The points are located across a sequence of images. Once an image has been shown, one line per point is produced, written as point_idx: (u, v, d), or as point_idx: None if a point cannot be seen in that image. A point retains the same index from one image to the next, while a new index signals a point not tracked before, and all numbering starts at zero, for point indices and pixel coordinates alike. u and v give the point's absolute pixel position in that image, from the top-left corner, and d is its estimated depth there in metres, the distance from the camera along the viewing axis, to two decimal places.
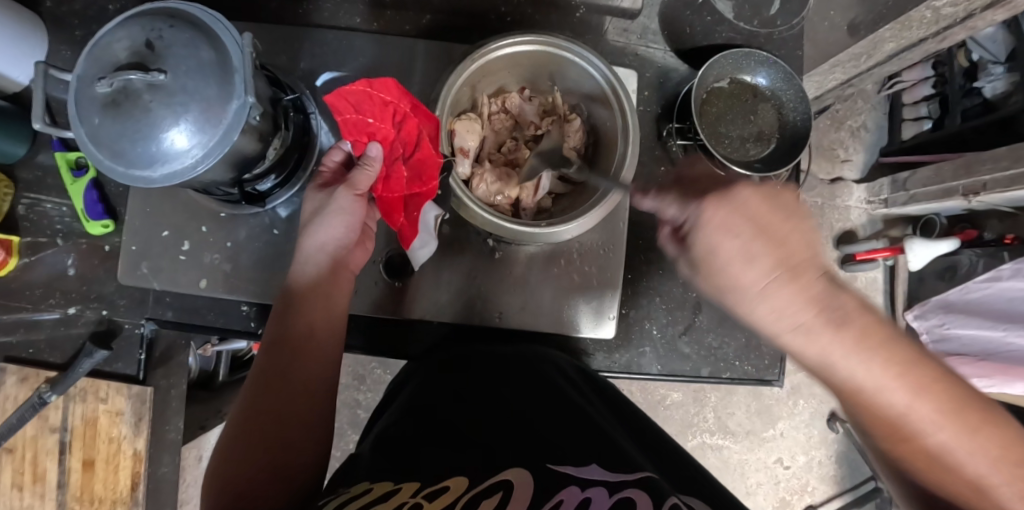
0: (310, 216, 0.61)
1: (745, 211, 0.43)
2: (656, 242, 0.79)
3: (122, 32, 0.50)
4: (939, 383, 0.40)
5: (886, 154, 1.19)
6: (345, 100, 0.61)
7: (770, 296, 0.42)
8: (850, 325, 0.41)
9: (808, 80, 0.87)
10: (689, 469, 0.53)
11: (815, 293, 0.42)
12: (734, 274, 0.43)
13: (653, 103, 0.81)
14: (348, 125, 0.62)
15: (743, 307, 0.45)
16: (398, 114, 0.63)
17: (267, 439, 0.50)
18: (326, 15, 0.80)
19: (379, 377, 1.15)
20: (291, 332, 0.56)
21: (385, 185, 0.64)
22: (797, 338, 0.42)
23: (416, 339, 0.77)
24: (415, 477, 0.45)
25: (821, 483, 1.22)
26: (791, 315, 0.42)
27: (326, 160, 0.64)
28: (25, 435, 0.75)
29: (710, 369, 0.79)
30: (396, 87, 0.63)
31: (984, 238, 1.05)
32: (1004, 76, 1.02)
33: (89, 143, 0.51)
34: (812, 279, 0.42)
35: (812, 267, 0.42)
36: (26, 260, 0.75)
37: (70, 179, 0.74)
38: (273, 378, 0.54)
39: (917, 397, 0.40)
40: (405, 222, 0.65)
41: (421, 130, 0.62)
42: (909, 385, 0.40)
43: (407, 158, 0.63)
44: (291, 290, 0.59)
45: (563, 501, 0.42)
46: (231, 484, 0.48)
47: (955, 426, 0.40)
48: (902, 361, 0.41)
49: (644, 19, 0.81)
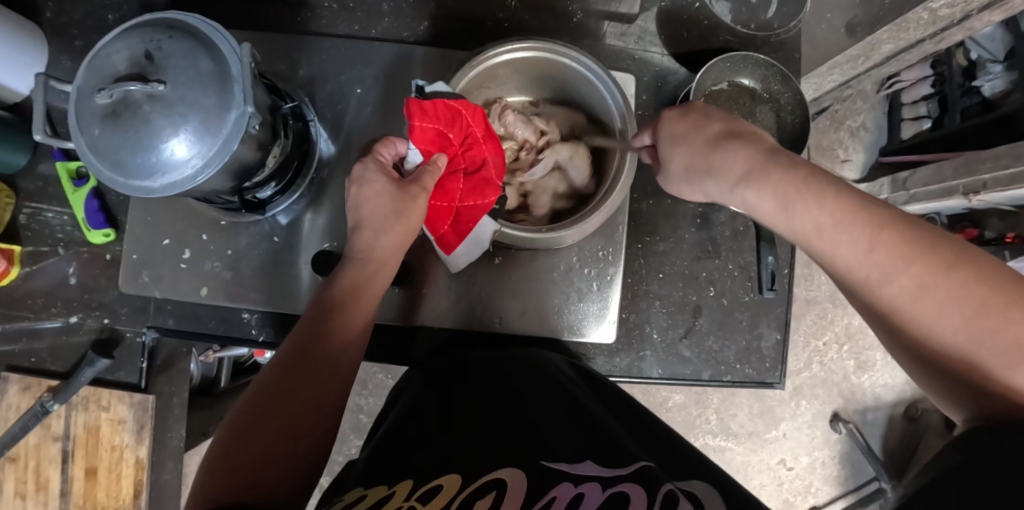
0: (365, 202, 0.59)
1: (688, 111, 0.56)
2: (656, 245, 0.79)
3: (121, 43, 0.50)
4: (896, 221, 0.42)
5: (885, 154, 1.19)
6: (434, 112, 0.62)
7: (716, 148, 0.51)
8: (797, 170, 0.46)
9: (807, 82, 0.88)
10: (694, 461, 0.52)
11: (756, 153, 0.49)
12: (685, 154, 0.53)
13: (650, 107, 0.82)
14: (428, 134, 0.63)
15: (710, 166, 0.51)
16: (473, 138, 0.65)
17: (290, 425, 0.49)
18: (323, 22, 0.80)
19: (380, 381, 1.15)
20: (326, 323, 0.55)
21: (437, 194, 0.66)
22: (748, 188, 0.48)
23: (418, 348, 0.76)
24: (379, 481, 0.47)
25: (824, 483, 1.22)
26: (734, 171, 0.49)
27: (384, 151, 0.62)
28: (29, 443, 0.76)
29: (712, 373, 0.79)
30: (484, 117, 0.65)
31: (985, 237, 1.06)
32: (1003, 75, 1.01)
33: (90, 153, 0.51)
34: (759, 144, 0.50)
35: (758, 139, 0.50)
36: (28, 269, 0.75)
37: (71, 188, 0.74)
38: (305, 366, 0.53)
39: (883, 241, 0.41)
40: (448, 229, 0.67)
41: (488, 159, 0.66)
42: (865, 222, 0.42)
43: (466, 175, 0.66)
44: (330, 289, 0.58)
45: (556, 497, 0.42)
46: (240, 462, 0.46)
47: (931, 270, 0.40)
48: (849, 199, 0.43)
49: (642, 22, 0.83)
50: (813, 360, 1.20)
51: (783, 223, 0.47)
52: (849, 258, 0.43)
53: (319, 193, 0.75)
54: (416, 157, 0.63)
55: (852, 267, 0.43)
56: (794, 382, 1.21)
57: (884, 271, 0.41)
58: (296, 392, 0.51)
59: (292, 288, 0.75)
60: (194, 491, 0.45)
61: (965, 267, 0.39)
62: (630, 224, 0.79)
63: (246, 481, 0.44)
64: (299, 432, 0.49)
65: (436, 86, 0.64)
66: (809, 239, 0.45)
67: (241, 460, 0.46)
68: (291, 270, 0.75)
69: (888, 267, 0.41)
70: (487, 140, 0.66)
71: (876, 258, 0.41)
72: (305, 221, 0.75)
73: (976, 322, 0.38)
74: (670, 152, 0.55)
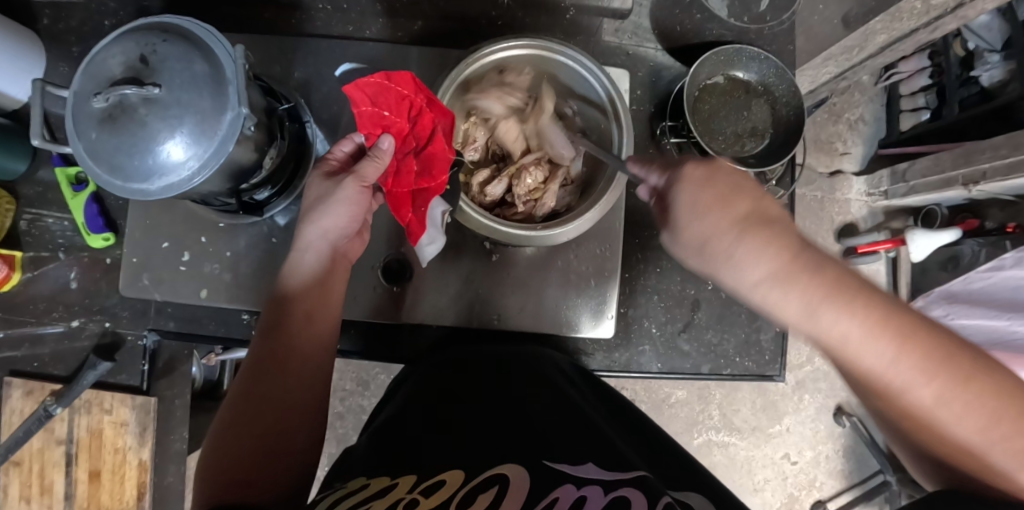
0: (312, 206, 0.59)
1: (714, 172, 0.44)
2: (653, 240, 0.79)
3: (116, 47, 0.51)
4: (915, 332, 0.39)
5: (885, 146, 1.18)
6: (363, 92, 0.60)
7: (741, 239, 0.41)
8: (824, 272, 0.40)
9: (802, 73, 0.90)
10: (670, 455, 0.54)
11: (784, 242, 0.41)
12: (696, 232, 0.44)
13: (646, 102, 0.82)
14: (364, 118, 0.60)
15: (749, 244, 0.41)
16: (415, 107, 0.61)
17: (263, 427, 0.51)
18: (319, 24, 0.81)
19: (383, 381, 1.15)
20: (285, 325, 0.56)
21: (394, 179, 0.62)
22: (772, 291, 0.41)
23: (416, 342, 0.77)
24: (386, 470, 0.47)
25: (829, 477, 1.22)
26: (758, 266, 0.41)
27: (336, 150, 0.62)
28: (32, 447, 0.75)
29: (711, 366, 0.79)
30: (416, 81, 0.61)
31: (986, 227, 1.04)
32: (1001, 65, 1.00)
33: (87, 157, 0.51)
34: (784, 228, 0.42)
35: (777, 220, 0.42)
36: (29, 274, 0.76)
37: (70, 193, 0.75)
38: (267, 369, 0.54)
39: (906, 357, 0.39)
40: (413, 217, 0.63)
41: (436, 125, 0.61)
42: (886, 336, 0.39)
43: (419, 152, 0.62)
44: (287, 288, 0.58)
45: (558, 498, 0.41)
46: (220, 470, 0.48)
47: (948, 386, 0.39)
48: (873, 312, 0.39)
49: (635, 17, 0.82)
50: (815, 354, 1.20)
51: (806, 324, 0.41)
52: (871, 362, 0.40)
53: None
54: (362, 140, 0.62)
55: (874, 373, 0.40)
56: (796, 375, 1.20)
57: (901, 380, 0.39)
58: (262, 394, 0.52)
59: None
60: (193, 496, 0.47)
61: (976, 380, 0.38)
62: (628, 219, 0.79)
63: (245, 485, 0.46)
64: (271, 434, 0.51)
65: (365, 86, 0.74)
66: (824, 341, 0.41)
67: (220, 468, 0.48)
68: None
69: (906, 378, 0.39)
70: (432, 105, 0.61)
71: (901, 365, 0.39)
72: None
73: (981, 431, 0.38)
74: (695, 221, 0.43)
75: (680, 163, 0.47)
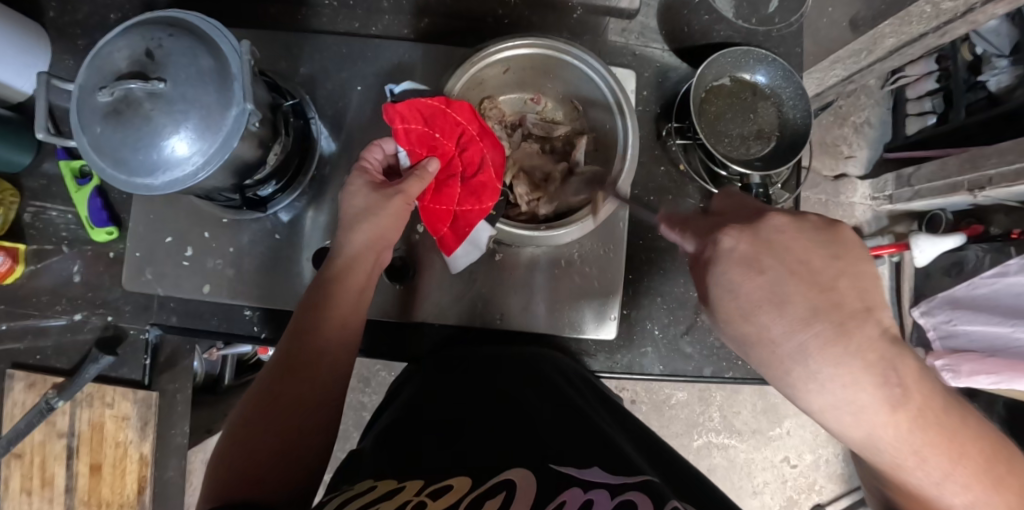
0: (352, 213, 0.59)
1: (763, 248, 0.42)
2: (657, 242, 0.79)
3: (122, 41, 0.51)
4: (958, 436, 0.40)
5: (891, 149, 1.18)
6: (417, 112, 0.62)
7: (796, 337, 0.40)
8: (903, 393, 0.39)
9: (809, 76, 0.88)
10: (677, 462, 0.53)
11: (865, 350, 0.39)
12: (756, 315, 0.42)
13: (652, 103, 0.82)
14: (412, 136, 0.62)
15: (833, 344, 0.39)
16: (466, 136, 0.65)
17: (286, 424, 0.51)
18: (324, 20, 0.80)
19: (383, 378, 1.15)
20: (310, 325, 0.56)
21: (435, 197, 0.65)
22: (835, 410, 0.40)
23: (421, 341, 0.77)
24: (388, 475, 0.47)
25: (828, 481, 1.22)
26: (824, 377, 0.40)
27: (369, 158, 0.61)
28: (34, 440, 0.76)
29: (712, 369, 0.79)
30: (473, 113, 0.65)
31: (991, 234, 1.03)
32: (1008, 70, 1.00)
33: (92, 151, 0.51)
34: (862, 332, 0.39)
35: (857, 314, 0.40)
36: (33, 267, 0.76)
37: (74, 187, 0.75)
38: (291, 367, 0.54)
39: (952, 465, 0.39)
40: (448, 232, 0.66)
41: (485, 156, 0.66)
42: (935, 448, 0.40)
43: (463, 177, 0.66)
44: (314, 289, 0.58)
45: (566, 501, 0.41)
46: (237, 464, 0.48)
47: (983, 488, 0.39)
48: (930, 420, 0.40)
49: (643, 18, 0.83)
50: None
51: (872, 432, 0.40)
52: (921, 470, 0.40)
53: (319, 190, 0.76)
54: (406, 158, 0.63)
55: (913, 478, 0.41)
56: None
57: (935, 487, 0.40)
58: (283, 392, 0.52)
59: (292, 286, 0.75)
60: (205, 491, 0.47)
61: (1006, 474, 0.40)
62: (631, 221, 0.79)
63: (255, 482, 0.46)
64: (293, 431, 0.51)
65: (404, 87, 0.67)
66: (879, 448, 0.41)
67: (238, 461, 0.48)
68: (293, 267, 0.76)
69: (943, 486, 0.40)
70: (482, 136, 0.66)
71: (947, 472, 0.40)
72: (306, 219, 0.76)
73: None
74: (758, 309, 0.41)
75: (743, 217, 0.46)
